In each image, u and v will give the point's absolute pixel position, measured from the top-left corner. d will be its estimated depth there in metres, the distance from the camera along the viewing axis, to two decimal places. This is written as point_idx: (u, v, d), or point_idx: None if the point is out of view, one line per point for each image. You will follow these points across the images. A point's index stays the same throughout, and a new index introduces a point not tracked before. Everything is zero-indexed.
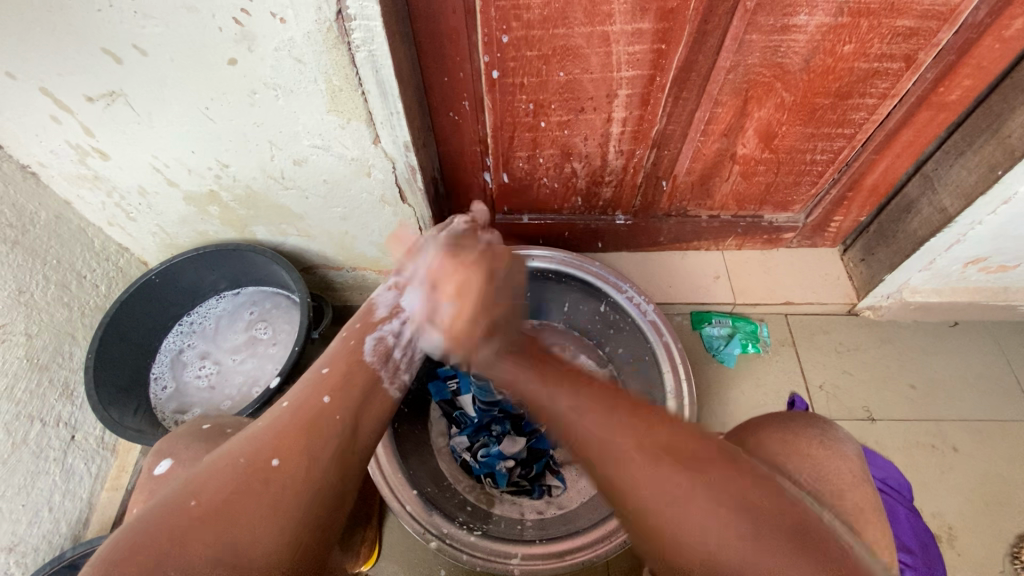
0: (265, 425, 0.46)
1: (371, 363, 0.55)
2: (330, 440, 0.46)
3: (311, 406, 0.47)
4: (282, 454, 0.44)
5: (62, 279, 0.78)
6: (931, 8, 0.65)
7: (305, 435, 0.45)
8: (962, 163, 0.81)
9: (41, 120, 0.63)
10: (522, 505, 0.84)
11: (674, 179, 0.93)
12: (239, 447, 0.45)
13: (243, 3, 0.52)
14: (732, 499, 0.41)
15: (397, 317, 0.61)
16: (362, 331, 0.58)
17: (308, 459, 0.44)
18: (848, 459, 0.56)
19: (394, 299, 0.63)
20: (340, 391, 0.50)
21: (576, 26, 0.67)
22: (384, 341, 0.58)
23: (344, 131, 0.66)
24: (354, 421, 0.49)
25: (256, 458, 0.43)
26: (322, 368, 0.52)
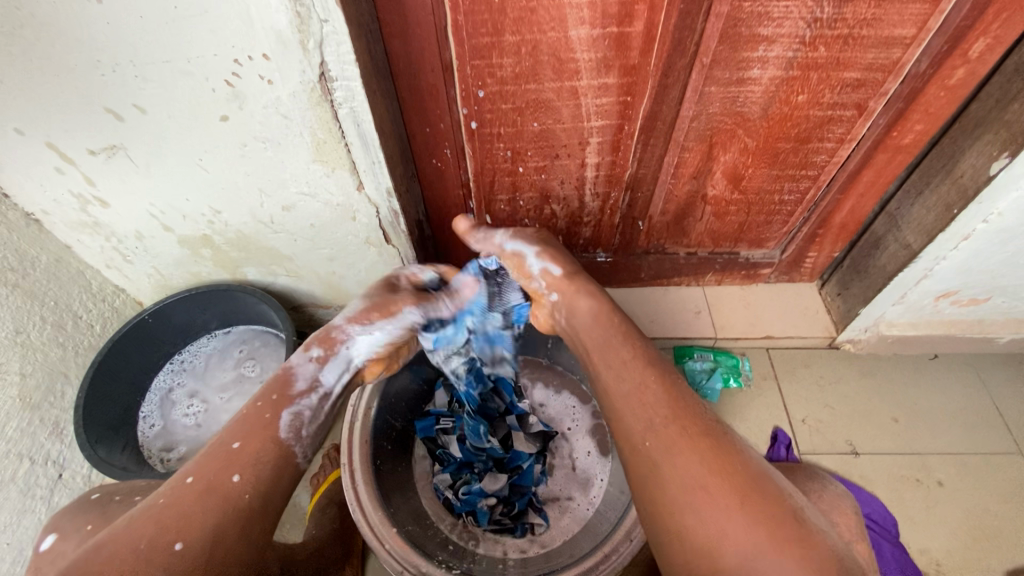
0: (168, 505, 0.50)
1: (285, 441, 0.59)
2: (233, 520, 0.51)
3: (217, 485, 0.52)
4: (184, 535, 0.49)
5: (59, 319, 0.81)
6: (874, 61, 0.70)
7: (210, 517, 0.50)
8: (921, 202, 0.85)
9: (46, 171, 0.68)
10: (505, 543, 0.85)
11: (650, 219, 0.97)
12: (145, 526, 0.49)
13: (234, 67, 0.57)
14: (754, 509, 0.47)
15: (314, 392, 0.65)
16: (278, 403, 0.61)
17: (210, 538, 0.49)
18: (837, 507, 0.61)
19: (313, 371, 0.66)
20: (249, 468, 0.54)
21: (546, 81, 0.73)
22: (301, 416, 0.62)
23: (330, 179, 0.71)
24: (261, 499, 0.54)
25: (157, 541, 0.48)
26: (233, 443, 0.56)
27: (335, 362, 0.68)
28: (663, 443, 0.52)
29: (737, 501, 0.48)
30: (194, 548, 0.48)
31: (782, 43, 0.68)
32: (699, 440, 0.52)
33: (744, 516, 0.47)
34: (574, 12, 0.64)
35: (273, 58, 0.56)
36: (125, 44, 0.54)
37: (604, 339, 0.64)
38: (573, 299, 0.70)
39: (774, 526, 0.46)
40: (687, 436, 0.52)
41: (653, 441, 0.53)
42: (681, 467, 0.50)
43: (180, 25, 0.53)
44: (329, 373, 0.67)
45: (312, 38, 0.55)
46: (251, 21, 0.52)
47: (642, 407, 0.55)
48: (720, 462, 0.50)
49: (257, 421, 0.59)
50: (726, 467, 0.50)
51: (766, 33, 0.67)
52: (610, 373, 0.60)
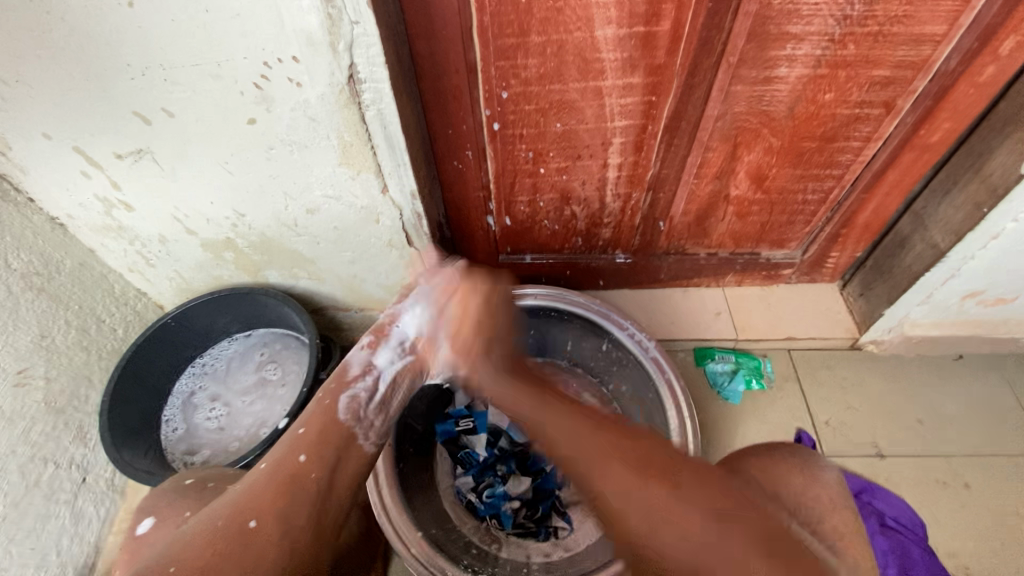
0: (242, 489, 0.49)
1: (343, 421, 0.55)
2: (303, 500, 0.49)
3: (287, 467, 0.50)
4: (260, 515, 0.47)
5: (82, 323, 0.81)
6: (904, 59, 0.69)
7: (280, 498, 0.48)
8: (949, 201, 0.83)
9: (73, 175, 0.68)
10: (528, 546, 0.83)
11: (671, 219, 0.97)
12: (219, 512, 0.48)
13: (263, 70, 0.56)
14: (702, 505, 0.47)
15: (368, 376, 0.60)
16: (334, 390, 0.57)
17: (283, 522, 0.47)
18: (820, 483, 0.54)
19: (364, 358, 0.61)
20: (316, 448, 0.51)
21: (570, 82, 0.72)
22: (359, 399, 0.57)
23: (355, 182, 0.70)
24: (330, 478, 0.51)
25: (231, 524, 0.47)
26: (299, 428, 0.54)
27: (389, 343, 0.63)
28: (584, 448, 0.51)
29: (689, 506, 0.46)
30: (267, 531, 0.46)
31: (810, 41, 0.68)
32: (616, 436, 0.52)
33: (697, 512, 0.46)
34: (600, 12, 0.64)
35: (303, 60, 0.56)
36: (155, 48, 0.54)
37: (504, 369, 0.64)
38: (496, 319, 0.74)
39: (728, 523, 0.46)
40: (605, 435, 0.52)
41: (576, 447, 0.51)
42: (608, 469, 0.49)
43: (212, 28, 0.53)
44: (385, 357, 0.62)
45: (342, 40, 0.54)
46: (282, 23, 0.52)
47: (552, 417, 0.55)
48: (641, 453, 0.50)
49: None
50: (664, 469, 0.49)
51: (795, 31, 0.66)
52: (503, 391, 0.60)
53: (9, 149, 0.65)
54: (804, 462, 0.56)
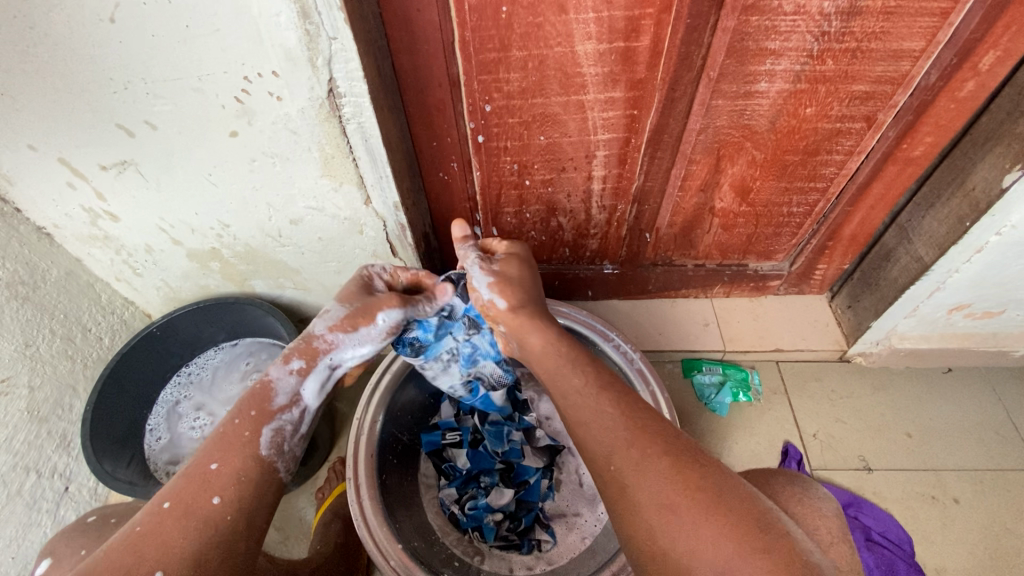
0: (146, 532, 0.50)
1: (267, 458, 0.58)
2: (214, 544, 0.51)
3: (196, 512, 0.52)
4: (165, 566, 0.48)
5: (68, 332, 0.82)
6: (883, 74, 0.70)
7: (189, 544, 0.50)
8: (933, 214, 0.84)
9: (58, 186, 0.69)
10: (511, 560, 0.83)
11: (657, 231, 0.97)
12: (121, 556, 0.48)
13: (244, 84, 0.57)
14: (679, 475, 0.49)
15: (296, 406, 0.64)
16: (258, 420, 0.60)
17: (192, 566, 0.49)
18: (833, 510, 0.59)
19: (292, 385, 0.64)
20: (228, 490, 0.53)
21: (552, 96, 0.73)
22: (282, 432, 0.61)
23: (338, 194, 0.71)
24: (244, 519, 0.53)
25: (135, 572, 0.48)
26: (213, 463, 0.55)
27: (316, 374, 0.66)
28: (628, 466, 0.51)
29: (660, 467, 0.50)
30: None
31: (789, 56, 0.68)
32: (660, 453, 0.51)
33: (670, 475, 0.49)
34: (580, 28, 0.65)
35: (282, 75, 0.56)
36: (137, 62, 0.55)
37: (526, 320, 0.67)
38: (524, 333, 0.67)
39: (694, 494, 0.48)
40: (647, 453, 0.51)
41: (619, 463, 0.52)
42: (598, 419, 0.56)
43: (192, 43, 0.53)
44: (310, 386, 0.66)
45: (321, 55, 0.55)
46: (261, 39, 0.53)
47: (607, 433, 0.54)
48: (686, 466, 0.50)
49: (234, 439, 0.58)
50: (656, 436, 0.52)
51: (774, 46, 0.67)
52: (569, 403, 0.59)
53: None
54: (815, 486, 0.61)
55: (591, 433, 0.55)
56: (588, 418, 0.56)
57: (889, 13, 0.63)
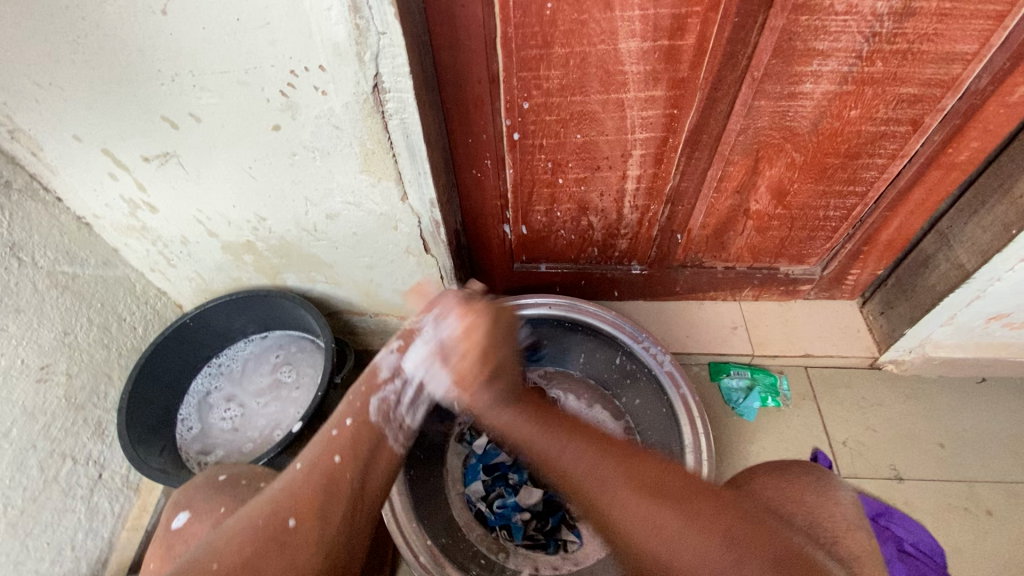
0: (281, 488, 0.47)
1: (376, 426, 0.54)
2: (340, 500, 0.48)
3: (324, 467, 0.49)
4: (299, 513, 0.45)
5: (104, 321, 0.82)
6: (933, 76, 0.68)
7: (316, 499, 0.46)
8: (976, 221, 0.82)
9: (100, 176, 0.70)
10: (537, 558, 0.82)
11: (689, 232, 0.96)
12: (259, 507, 0.46)
13: (290, 78, 0.57)
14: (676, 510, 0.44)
15: (401, 378, 0.58)
16: (365, 393, 0.56)
17: (321, 520, 0.45)
18: (832, 499, 0.55)
19: (397, 360, 0.60)
20: (350, 448, 0.50)
21: (592, 94, 0.72)
22: (387, 402, 0.56)
23: (375, 189, 0.71)
24: (363, 479, 0.50)
25: (270, 523, 0.45)
26: (332, 429, 0.53)
27: (419, 340, 0.60)
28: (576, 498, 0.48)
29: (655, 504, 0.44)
30: (306, 528, 0.45)
31: (837, 57, 0.67)
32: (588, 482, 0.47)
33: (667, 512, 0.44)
34: (625, 25, 0.64)
35: (329, 70, 0.56)
36: (186, 55, 0.55)
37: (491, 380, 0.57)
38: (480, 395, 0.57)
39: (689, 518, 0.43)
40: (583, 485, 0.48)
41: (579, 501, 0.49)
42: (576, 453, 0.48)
43: (241, 37, 0.53)
44: (416, 359, 0.59)
45: (369, 50, 0.55)
46: (310, 33, 0.53)
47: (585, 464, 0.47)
48: (640, 472, 0.46)
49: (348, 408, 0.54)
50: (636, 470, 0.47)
51: (822, 47, 0.66)
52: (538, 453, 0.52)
53: (39, 149, 0.66)
54: (820, 485, 0.57)
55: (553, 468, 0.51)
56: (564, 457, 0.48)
57: (944, 14, 0.62)
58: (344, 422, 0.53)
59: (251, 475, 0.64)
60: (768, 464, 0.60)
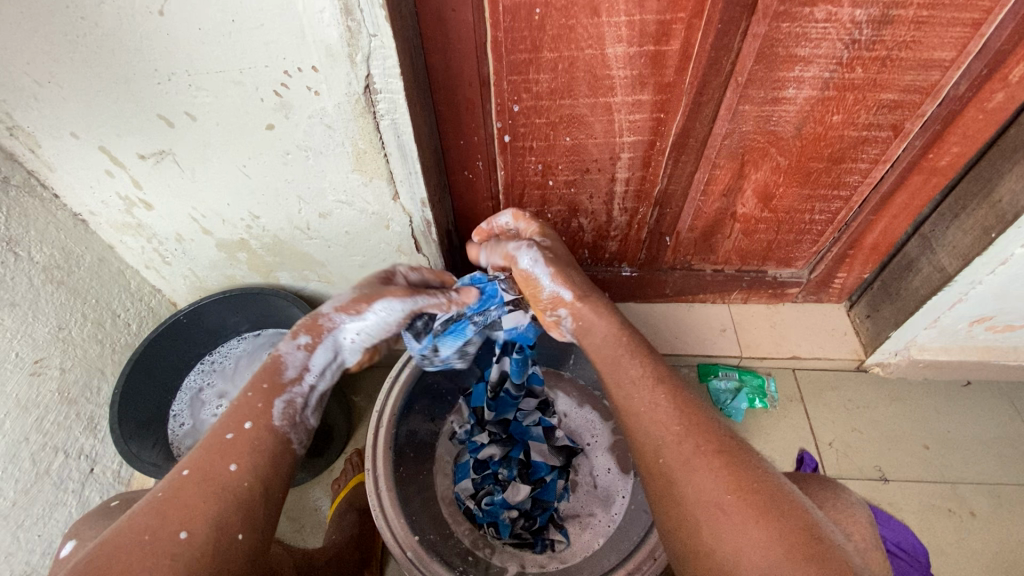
0: (167, 497, 0.50)
1: (280, 429, 0.59)
2: (235, 506, 0.52)
3: (218, 476, 0.52)
4: (189, 524, 0.49)
5: (98, 317, 0.84)
6: (913, 83, 0.70)
7: (210, 505, 0.50)
8: (957, 225, 0.83)
9: (97, 174, 0.71)
10: (523, 557, 0.83)
11: (677, 235, 0.97)
12: (146, 518, 0.49)
13: (284, 78, 0.59)
14: (762, 523, 0.47)
15: (304, 377, 0.65)
16: (270, 393, 0.61)
17: (215, 527, 0.50)
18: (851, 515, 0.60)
19: (301, 358, 0.65)
20: (246, 458, 0.54)
21: (581, 97, 0.74)
22: (293, 404, 0.62)
23: (368, 188, 0.72)
24: (261, 486, 0.54)
25: (162, 533, 0.48)
26: (228, 433, 0.56)
27: (323, 347, 0.66)
28: (688, 469, 0.51)
29: (744, 512, 0.47)
30: (200, 536, 0.49)
31: (818, 63, 0.68)
32: (755, 502, 0.48)
33: (755, 524, 0.47)
34: (611, 31, 0.65)
35: (322, 70, 0.58)
36: (182, 56, 0.57)
37: (614, 355, 0.63)
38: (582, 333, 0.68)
39: (780, 531, 0.46)
40: (729, 489, 0.49)
41: (669, 457, 0.53)
42: (688, 463, 0.51)
43: (236, 37, 0.55)
44: (320, 357, 0.66)
45: (361, 51, 0.56)
46: (303, 34, 0.54)
47: (688, 468, 0.51)
48: (745, 482, 0.49)
49: (249, 411, 0.58)
50: (742, 484, 0.49)
51: (804, 54, 0.67)
52: (622, 392, 0.59)
53: (37, 147, 0.67)
54: (836, 497, 0.62)
55: (641, 424, 0.56)
56: (676, 461, 0.52)
57: (921, 23, 0.63)
58: (243, 428, 0.57)
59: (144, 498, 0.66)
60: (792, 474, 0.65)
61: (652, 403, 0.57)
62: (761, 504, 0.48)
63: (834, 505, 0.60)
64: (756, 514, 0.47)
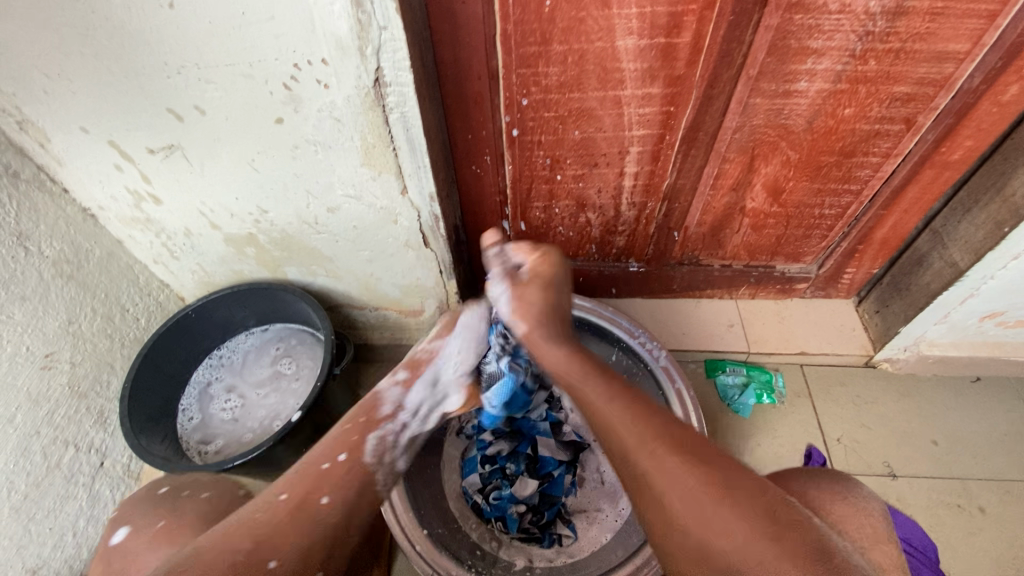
0: (257, 523, 0.51)
1: (369, 464, 0.62)
2: (319, 544, 0.52)
3: (309, 508, 0.53)
4: (280, 555, 0.49)
5: (108, 311, 0.84)
6: (926, 75, 0.69)
7: (300, 537, 0.51)
8: (969, 219, 0.82)
9: (106, 168, 0.71)
10: (530, 551, 0.84)
11: (686, 230, 0.97)
12: (236, 539, 0.49)
13: (293, 71, 0.58)
14: (728, 504, 0.47)
15: (398, 416, 0.70)
16: (365, 426, 0.66)
17: (303, 561, 0.50)
18: (863, 514, 0.60)
19: (397, 396, 0.72)
20: (338, 495, 0.56)
21: (590, 90, 0.73)
22: (384, 440, 0.66)
23: (376, 183, 0.72)
24: (346, 522, 0.55)
25: (253, 557, 0.48)
26: (324, 462, 0.58)
27: (421, 382, 0.75)
28: (660, 469, 0.50)
29: (708, 497, 0.48)
30: (288, 568, 0.49)
31: (831, 56, 0.68)
32: (716, 484, 0.48)
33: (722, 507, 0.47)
34: (622, 23, 0.65)
35: (331, 63, 0.58)
36: (192, 49, 0.57)
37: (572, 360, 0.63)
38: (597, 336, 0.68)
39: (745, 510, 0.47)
40: (692, 475, 0.49)
41: (631, 453, 0.53)
42: (648, 455, 0.51)
43: (246, 30, 0.55)
44: (416, 393, 0.74)
45: (370, 44, 0.56)
46: (313, 27, 0.54)
47: (653, 461, 0.51)
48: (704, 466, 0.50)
49: (345, 443, 0.62)
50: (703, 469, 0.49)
51: (817, 46, 0.67)
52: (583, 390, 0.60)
53: (47, 141, 0.68)
54: (847, 495, 0.61)
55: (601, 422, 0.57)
56: (637, 454, 0.52)
57: (936, 14, 0.63)
58: (337, 458, 0.60)
59: (191, 486, 0.66)
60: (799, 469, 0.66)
61: (609, 399, 0.57)
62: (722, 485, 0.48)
63: (840, 499, 0.61)
64: (719, 495, 0.48)
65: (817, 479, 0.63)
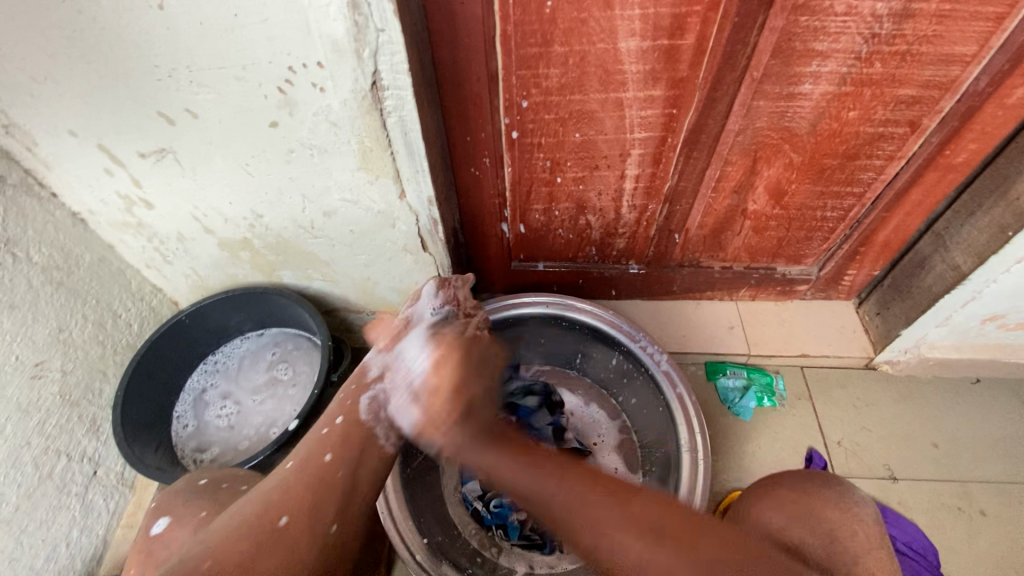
0: (267, 490, 0.53)
1: (365, 423, 0.60)
2: (330, 498, 0.53)
3: (314, 467, 0.55)
4: (289, 512, 0.51)
5: (99, 317, 0.82)
6: (932, 78, 0.68)
7: (305, 494, 0.52)
8: (972, 222, 0.82)
9: (96, 171, 0.69)
10: (531, 558, 0.82)
11: (687, 232, 0.96)
12: (247, 508, 0.52)
13: (288, 74, 0.57)
14: (655, 516, 0.48)
15: (387, 376, 0.65)
16: (356, 392, 0.63)
17: (310, 516, 0.52)
18: (852, 517, 0.60)
19: (383, 357, 0.66)
20: (338, 448, 0.57)
21: (591, 92, 0.72)
22: (378, 398, 0.62)
23: (373, 187, 0.71)
24: (352, 475, 0.56)
25: (263, 520, 0.50)
26: (323, 428, 0.59)
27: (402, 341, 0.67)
28: (588, 477, 0.51)
29: (635, 510, 0.49)
30: (296, 523, 0.51)
31: (837, 58, 0.67)
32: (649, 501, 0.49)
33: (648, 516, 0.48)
34: (625, 24, 0.64)
35: (327, 67, 0.56)
36: (183, 52, 0.55)
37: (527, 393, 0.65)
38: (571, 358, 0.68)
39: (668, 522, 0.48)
40: (619, 489, 0.50)
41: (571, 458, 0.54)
42: (585, 462, 0.53)
43: (239, 33, 0.53)
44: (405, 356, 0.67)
45: (368, 47, 0.55)
46: (308, 29, 0.52)
47: (588, 468, 0.52)
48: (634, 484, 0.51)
49: (340, 409, 0.62)
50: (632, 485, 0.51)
51: (822, 48, 0.66)
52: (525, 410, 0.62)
53: (35, 145, 0.66)
54: (841, 498, 0.61)
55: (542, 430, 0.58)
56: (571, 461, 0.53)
57: (943, 16, 0.62)
58: (336, 422, 0.60)
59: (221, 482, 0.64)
60: (794, 472, 0.66)
61: (561, 425, 0.58)
62: (650, 501, 0.50)
63: (834, 506, 0.61)
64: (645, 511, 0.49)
65: (809, 485, 0.63)
